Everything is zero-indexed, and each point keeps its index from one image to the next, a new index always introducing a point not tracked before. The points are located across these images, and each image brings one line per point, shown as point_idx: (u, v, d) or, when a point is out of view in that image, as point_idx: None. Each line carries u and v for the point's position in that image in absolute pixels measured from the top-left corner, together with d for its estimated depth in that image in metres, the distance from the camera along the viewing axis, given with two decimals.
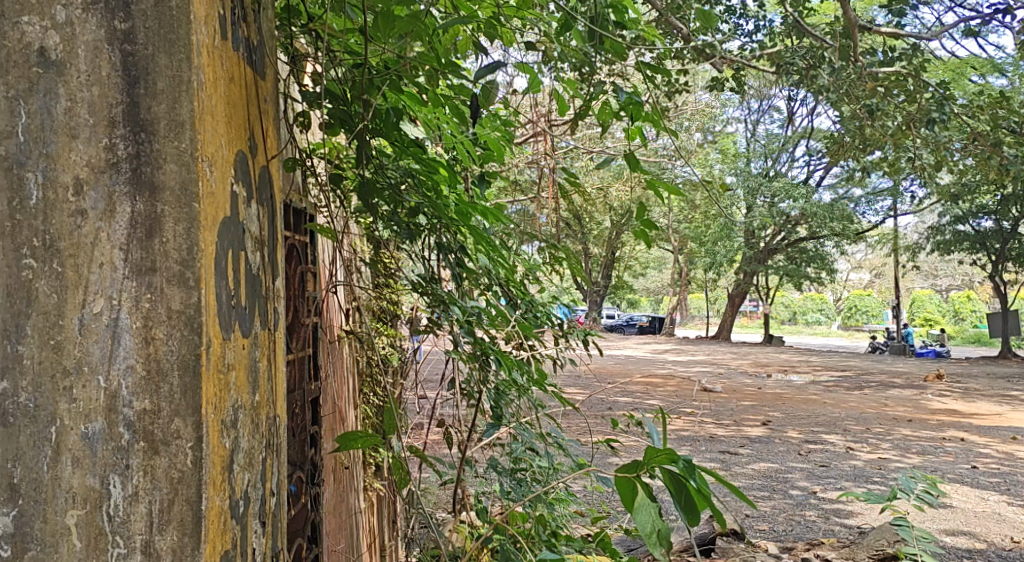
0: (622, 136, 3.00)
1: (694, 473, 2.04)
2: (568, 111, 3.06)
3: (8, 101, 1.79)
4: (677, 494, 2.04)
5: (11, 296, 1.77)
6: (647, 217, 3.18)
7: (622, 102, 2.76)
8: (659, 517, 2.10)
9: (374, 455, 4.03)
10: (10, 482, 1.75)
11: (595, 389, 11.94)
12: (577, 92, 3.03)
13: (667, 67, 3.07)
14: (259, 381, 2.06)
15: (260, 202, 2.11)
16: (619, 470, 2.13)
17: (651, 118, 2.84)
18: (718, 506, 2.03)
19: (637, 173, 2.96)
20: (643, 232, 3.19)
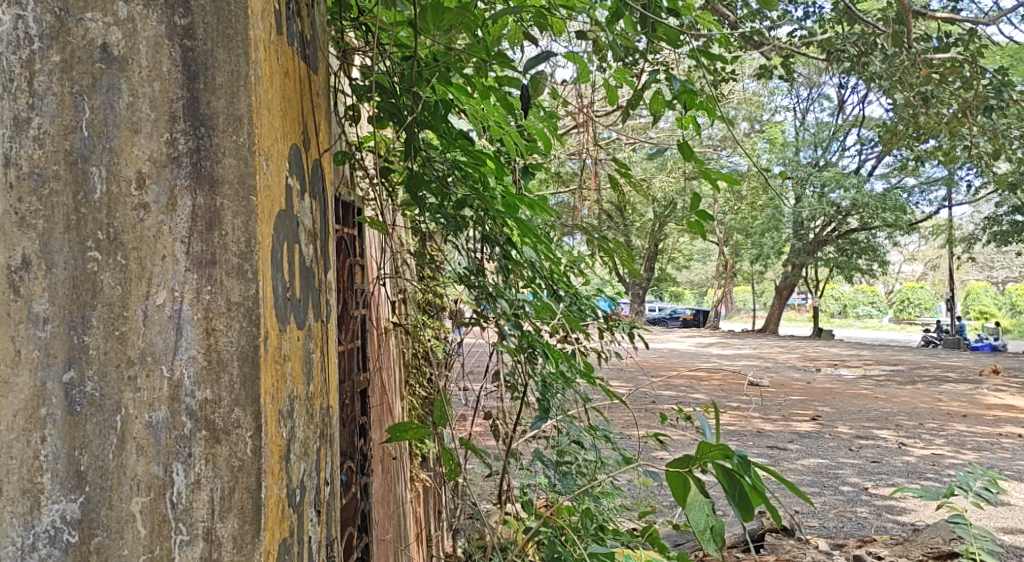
0: (675, 125, 2.98)
1: (749, 470, 2.03)
2: (618, 101, 3.02)
3: (72, 96, 1.81)
4: (730, 490, 2.02)
5: (77, 289, 1.79)
6: (700, 208, 3.13)
7: (676, 91, 2.73)
8: (713, 513, 2.08)
9: (421, 446, 4.05)
10: (77, 469, 1.78)
11: (640, 382, 11.88)
12: (627, 82, 2.99)
13: (724, 54, 3.04)
14: (314, 372, 2.08)
15: (313, 195, 2.14)
16: (669, 464, 2.12)
17: (705, 107, 2.80)
18: (773, 502, 2.01)
19: (691, 163, 2.94)
20: (695, 223, 3.16)
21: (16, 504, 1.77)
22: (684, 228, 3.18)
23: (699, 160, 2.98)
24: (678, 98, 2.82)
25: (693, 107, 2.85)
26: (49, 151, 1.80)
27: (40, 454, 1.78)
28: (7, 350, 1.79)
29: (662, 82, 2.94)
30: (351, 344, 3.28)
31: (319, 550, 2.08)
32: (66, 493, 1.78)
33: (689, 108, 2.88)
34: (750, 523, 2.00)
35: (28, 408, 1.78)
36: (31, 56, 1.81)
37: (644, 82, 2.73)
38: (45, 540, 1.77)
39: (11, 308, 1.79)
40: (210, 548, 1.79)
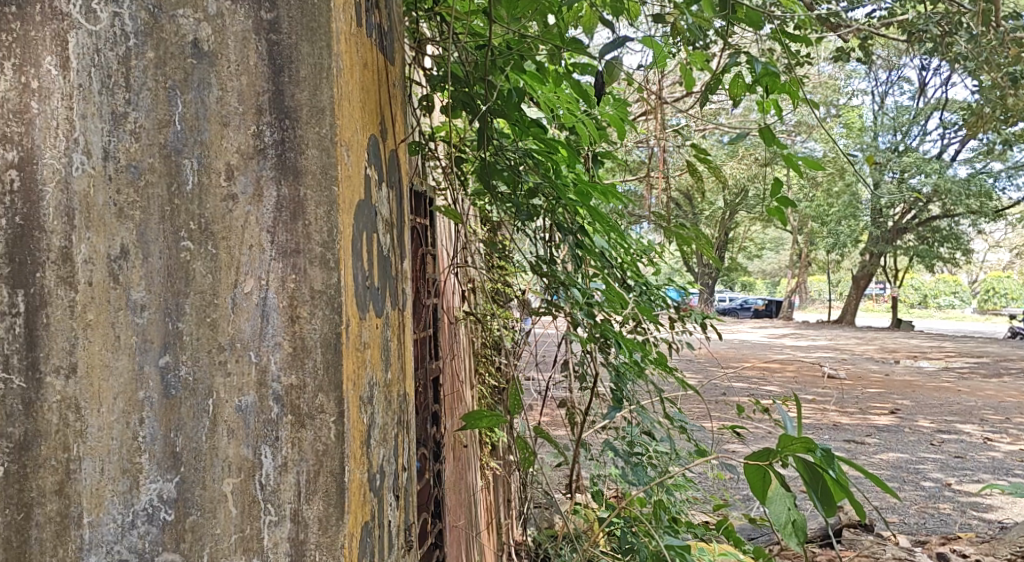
0: (756, 109, 2.96)
1: (832, 463, 2.01)
2: (696, 85, 3.00)
3: (165, 91, 1.85)
4: (813, 484, 2.01)
5: (170, 277, 1.85)
6: (782, 194, 3.10)
7: (758, 73, 2.71)
8: (795, 507, 2.08)
9: (491, 435, 4.09)
10: (172, 450, 1.84)
11: (711, 372, 11.75)
12: (705, 66, 2.97)
13: (806, 35, 3.01)
14: (391, 359, 2.13)
15: (390, 184, 2.18)
16: (749, 457, 2.11)
17: (789, 90, 2.77)
18: (857, 497, 2.00)
19: (775, 147, 2.92)
20: (777, 209, 3.14)
21: (115, 483, 1.83)
22: (766, 214, 3.15)
23: (781, 145, 2.95)
24: (761, 81, 2.79)
25: (775, 91, 2.82)
26: (144, 144, 1.85)
27: (137, 436, 1.83)
28: (106, 336, 1.84)
29: (742, 65, 2.92)
30: (423, 332, 3.31)
31: (398, 534, 2.13)
32: (163, 473, 1.83)
33: (770, 92, 2.85)
34: (833, 518, 1.99)
35: (126, 391, 1.84)
36: (127, 53, 1.85)
37: (726, 66, 2.71)
38: (144, 518, 1.83)
39: (110, 295, 1.84)
40: (297, 529, 1.84)
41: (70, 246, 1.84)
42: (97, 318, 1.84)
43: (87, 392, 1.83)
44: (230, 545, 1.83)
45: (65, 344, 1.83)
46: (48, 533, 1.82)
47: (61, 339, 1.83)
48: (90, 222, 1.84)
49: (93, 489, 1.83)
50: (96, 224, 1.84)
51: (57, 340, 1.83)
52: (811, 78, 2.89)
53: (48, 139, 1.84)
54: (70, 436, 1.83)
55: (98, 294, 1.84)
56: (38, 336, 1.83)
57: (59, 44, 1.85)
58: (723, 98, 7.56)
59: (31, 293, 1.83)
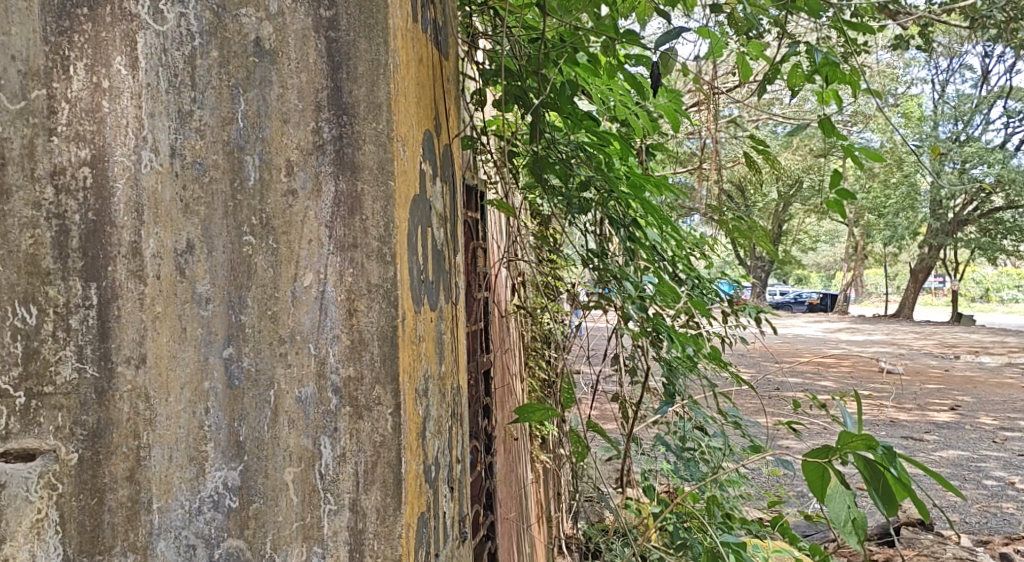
0: (815, 99, 2.93)
1: (894, 461, 2.00)
2: (753, 76, 2.98)
3: (228, 89, 1.90)
4: (874, 482, 2.00)
5: (233, 271, 1.89)
6: (841, 186, 3.06)
7: (817, 63, 2.68)
8: (855, 505, 2.07)
9: (542, 428, 4.10)
10: (235, 439, 1.88)
11: (766, 366, 11.63)
12: (762, 56, 2.94)
13: (868, 24, 2.96)
14: (445, 352, 2.16)
15: (443, 179, 2.21)
16: (807, 455, 2.09)
17: (849, 80, 2.74)
18: (919, 496, 1.98)
19: (835, 138, 2.89)
20: (836, 201, 3.10)
21: (183, 470, 1.88)
22: (824, 207, 3.11)
23: (840, 136, 2.92)
24: (820, 71, 2.76)
25: (835, 81, 2.79)
26: (208, 142, 1.90)
27: (203, 425, 1.88)
28: (173, 327, 1.89)
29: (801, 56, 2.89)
30: (475, 325, 3.33)
31: (452, 525, 2.16)
32: (228, 461, 1.88)
33: (830, 82, 2.82)
34: (895, 517, 1.97)
35: (192, 382, 1.89)
36: (192, 52, 1.90)
37: (786, 56, 2.68)
38: (210, 504, 1.88)
39: (176, 288, 1.89)
40: (356, 518, 1.88)
41: (139, 241, 1.89)
42: (164, 310, 1.89)
43: (155, 382, 1.88)
44: (292, 532, 1.88)
45: (135, 335, 1.88)
46: (120, 518, 1.87)
47: (131, 330, 1.88)
48: (158, 217, 1.89)
49: (162, 476, 1.88)
50: (163, 219, 1.89)
51: (126, 331, 1.88)
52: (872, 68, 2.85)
53: (118, 137, 1.89)
54: (140, 424, 1.88)
55: (165, 287, 1.89)
56: (109, 328, 1.88)
57: (128, 45, 1.89)
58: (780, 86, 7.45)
59: (103, 286, 1.89)
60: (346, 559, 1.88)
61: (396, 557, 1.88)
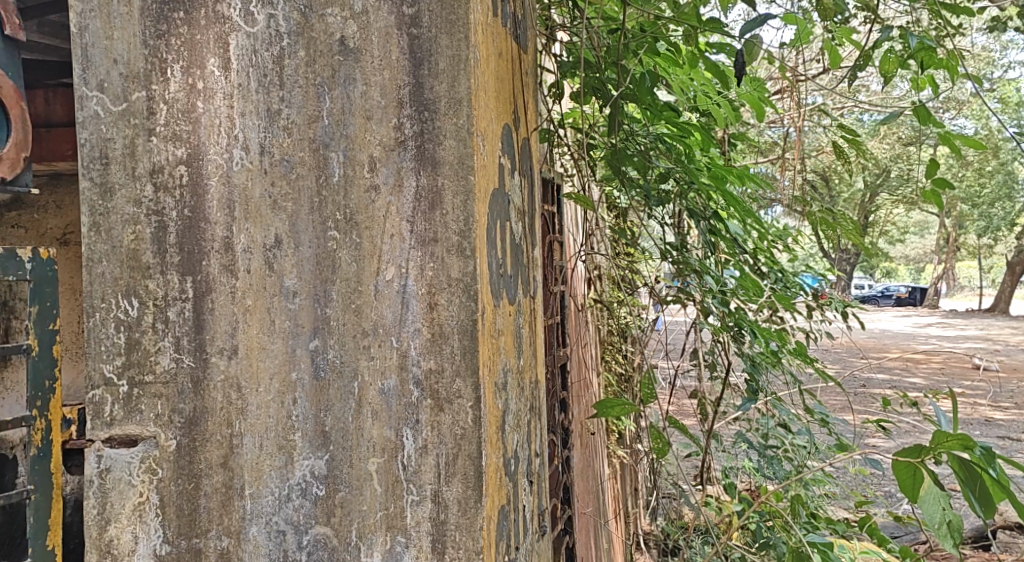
0: (910, 86, 2.86)
1: (991, 462, 1.97)
2: (842, 63, 2.91)
3: (314, 88, 1.94)
4: (971, 483, 1.97)
5: (319, 266, 1.94)
6: (938, 175, 2.98)
7: (914, 48, 2.62)
8: (949, 507, 2.03)
9: (617, 423, 4.10)
10: (321, 429, 1.93)
11: (852, 362, 11.40)
12: (853, 42, 2.88)
13: (965, 6, 2.88)
14: (523, 346, 2.19)
15: (521, 172, 2.24)
16: (899, 454, 2.06)
17: (947, 63, 2.67)
18: (1019, 498, 1.94)
19: (930, 125, 2.83)
20: (932, 191, 3.03)
21: (272, 459, 1.94)
22: (920, 197, 3.04)
23: (937, 123, 2.84)
24: (916, 56, 2.70)
25: (931, 66, 2.72)
26: (295, 139, 1.95)
27: (290, 415, 1.94)
28: (262, 320, 1.95)
29: (894, 41, 2.82)
30: (551, 320, 3.33)
31: (532, 518, 2.20)
32: (314, 450, 1.93)
33: (926, 68, 2.75)
34: (991, 519, 1.94)
35: (280, 372, 1.94)
36: (281, 52, 1.95)
37: (881, 42, 2.62)
38: (298, 492, 1.93)
39: (266, 281, 1.95)
40: (438, 509, 1.91)
41: (231, 236, 1.95)
42: (255, 303, 1.95)
43: (246, 372, 1.94)
44: (377, 521, 1.92)
45: (227, 327, 1.95)
46: (215, 503, 1.94)
47: (223, 323, 1.95)
48: (248, 213, 1.95)
49: (253, 463, 1.94)
50: (253, 215, 1.95)
51: (219, 324, 1.95)
52: (970, 52, 2.78)
53: (212, 136, 1.96)
54: (233, 412, 1.94)
55: (255, 280, 1.95)
56: (204, 320, 1.95)
57: (222, 47, 1.96)
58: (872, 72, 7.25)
59: (198, 280, 1.96)
60: (429, 549, 1.91)
61: (477, 550, 1.90)
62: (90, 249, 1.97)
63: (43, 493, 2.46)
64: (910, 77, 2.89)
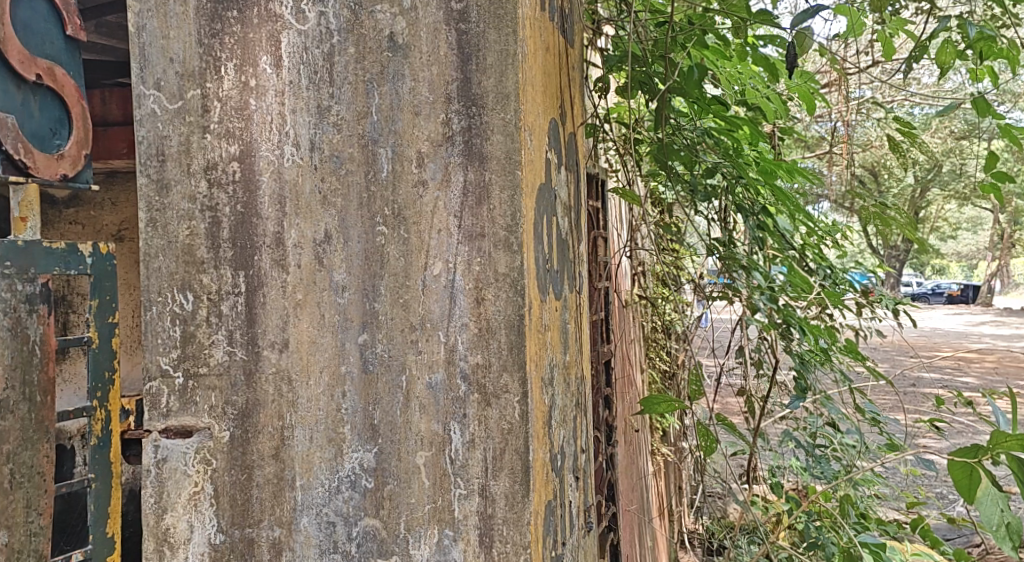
0: (968, 77, 2.80)
1: None
2: (897, 54, 2.86)
3: (363, 84, 1.96)
4: None
5: (368, 261, 1.96)
6: (998, 168, 2.92)
7: (973, 38, 2.56)
8: (1007, 508, 2.01)
9: (661, 420, 4.09)
10: (370, 423, 1.95)
11: (903, 360, 11.24)
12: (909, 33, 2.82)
13: None
14: (569, 341, 2.19)
15: (567, 167, 2.24)
16: (955, 455, 2.05)
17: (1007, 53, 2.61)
18: None
19: (988, 118, 2.77)
20: (991, 185, 2.96)
21: (322, 451, 1.96)
22: (978, 191, 2.98)
23: (997, 115, 2.78)
24: (975, 47, 2.64)
25: (990, 57, 2.66)
26: (345, 135, 1.96)
27: (340, 408, 1.96)
28: (312, 314, 1.97)
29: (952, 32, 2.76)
30: (596, 316, 3.33)
31: (578, 513, 2.20)
32: (364, 443, 1.95)
33: (985, 59, 2.69)
34: None
35: (330, 366, 1.96)
36: (331, 49, 1.97)
37: (940, 32, 2.57)
38: (347, 484, 1.95)
39: (316, 276, 1.97)
40: (485, 503, 1.92)
41: (282, 231, 1.98)
42: (305, 298, 1.97)
43: (297, 365, 1.97)
44: (424, 514, 1.94)
45: (279, 321, 1.98)
46: (267, 493, 1.97)
47: (275, 316, 1.98)
48: (299, 208, 1.97)
49: (304, 455, 1.96)
50: (304, 211, 1.97)
51: (271, 317, 1.98)
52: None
53: (264, 133, 1.98)
54: (284, 405, 1.97)
55: (306, 275, 1.97)
56: (256, 314, 1.98)
57: (274, 44, 1.98)
58: (925, 64, 7.12)
59: (250, 274, 1.98)
60: (476, 543, 1.92)
61: (525, 544, 1.91)
62: (146, 244, 2.01)
63: (102, 482, 2.51)
64: (969, 69, 2.83)
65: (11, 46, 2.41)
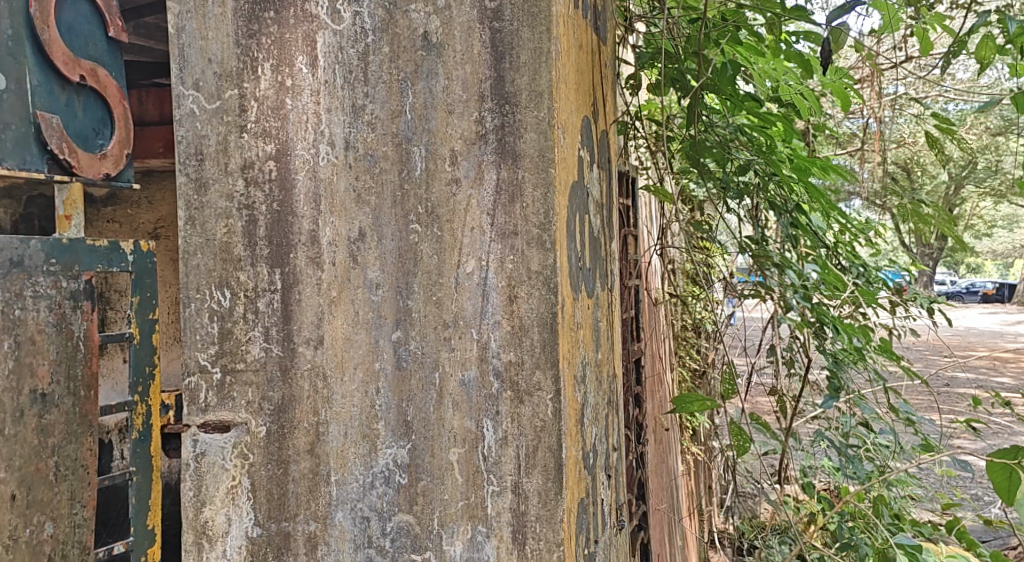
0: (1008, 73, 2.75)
1: None
2: (936, 49, 2.82)
3: (397, 83, 1.97)
4: None
5: (401, 259, 1.97)
6: None
7: (1014, 33, 2.52)
8: None
9: (691, 419, 4.08)
10: (404, 419, 1.97)
11: (937, 359, 11.13)
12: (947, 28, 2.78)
13: None
14: (602, 339, 2.19)
15: (600, 165, 2.24)
16: (994, 455, 2.01)
17: None
18: None
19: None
20: None
21: (357, 446, 1.98)
22: (1018, 187, 2.93)
23: None
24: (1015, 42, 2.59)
25: None
26: (379, 134, 1.98)
27: (374, 404, 1.97)
28: (347, 311, 1.99)
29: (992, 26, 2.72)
30: (627, 314, 3.32)
31: (610, 512, 2.21)
32: (397, 439, 1.97)
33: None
34: None
35: (364, 362, 1.98)
36: (365, 49, 1.98)
37: (979, 27, 2.53)
38: (381, 480, 1.97)
39: (350, 274, 1.99)
40: (518, 500, 1.93)
41: (317, 229, 2.00)
42: (340, 295, 1.99)
43: (332, 361, 1.99)
44: (457, 511, 1.95)
45: (314, 318, 1.99)
46: (303, 488, 1.99)
47: (310, 313, 2.00)
48: (333, 207, 1.99)
49: (339, 451, 1.98)
50: (338, 209, 1.99)
51: (306, 314, 2.00)
52: None
53: (300, 132, 2.00)
54: (319, 401, 1.99)
55: (340, 272, 1.99)
56: (292, 310, 2.00)
57: (310, 45, 2.00)
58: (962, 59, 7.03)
59: (286, 272, 2.00)
60: (509, 540, 1.93)
61: (558, 541, 1.92)
62: (185, 241, 2.03)
63: (143, 475, 2.55)
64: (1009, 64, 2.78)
65: (55, 47, 2.47)
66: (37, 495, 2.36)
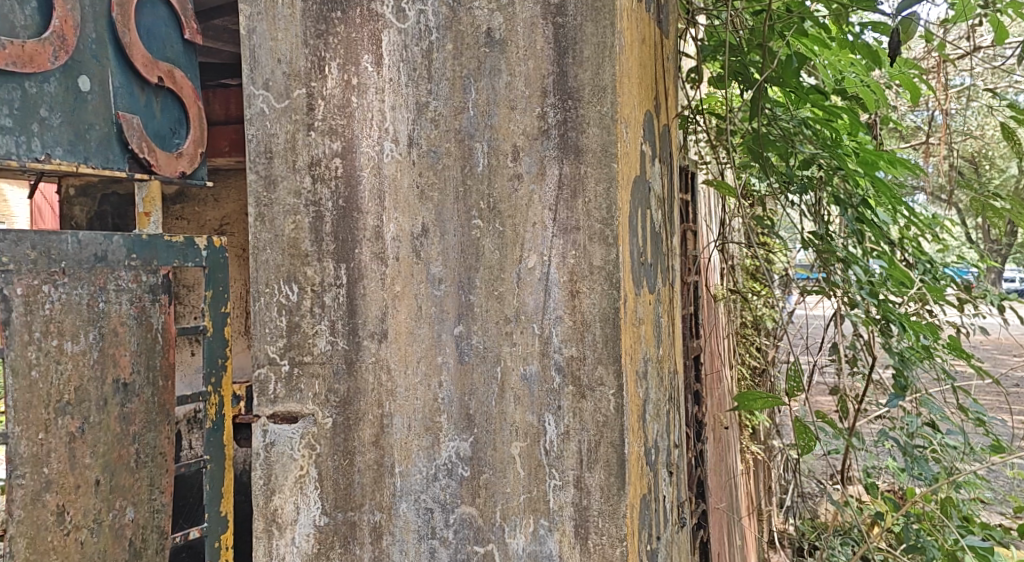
0: None
1: None
2: (1010, 38, 2.74)
3: (460, 80, 1.99)
4: None
5: (464, 253, 1.99)
6: None
7: None
8: None
9: (751, 418, 4.04)
10: (466, 413, 1.99)
11: (1008, 359, 10.86)
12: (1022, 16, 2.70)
13: None
14: (663, 336, 2.19)
15: (662, 159, 2.24)
16: None
17: None
18: None
19: None
20: None
21: (420, 439, 2.00)
22: None
23: None
24: None
25: None
26: (442, 130, 2.00)
27: (437, 398, 2.00)
28: (410, 306, 2.01)
29: None
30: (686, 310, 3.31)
31: (671, 509, 2.21)
32: (460, 432, 1.99)
33: None
34: None
35: (427, 356, 2.00)
36: (430, 46, 2.00)
37: None
38: (444, 472, 1.99)
39: (414, 269, 2.01)
40: (580, 495, 1.94)
41: (381, 225, 2.03)
42: (403, 290, 2.02)
43: (396, 355, 2.02)
44: (520, 504, 1.96)
45: (378, 313, 2.02)
46: (368, 478, 2.02)
47: (374, 308, 2.03)
48: (397, 202, 2.02)
49: (402, 443, 2.01)
50: (402, 205, 2.02)
51: (371, 309, 2.03)
52: None
53: (365, 129, 2.03)
54: (383, 394, 2.02)
55: (404, 268, 2.02)
56: (357, 305, 2.03)
57: (375, 44, 2.02)
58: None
59: (352, 267, 2.04)
60: (572, 534, 1.94)
61: (621, 536, 1.92)
62: (255, 238, 2.08)
63: (217, 463, 2.62)
64: None
65: (135, 49, 2.54)
66: (119, 481, 2.42)
